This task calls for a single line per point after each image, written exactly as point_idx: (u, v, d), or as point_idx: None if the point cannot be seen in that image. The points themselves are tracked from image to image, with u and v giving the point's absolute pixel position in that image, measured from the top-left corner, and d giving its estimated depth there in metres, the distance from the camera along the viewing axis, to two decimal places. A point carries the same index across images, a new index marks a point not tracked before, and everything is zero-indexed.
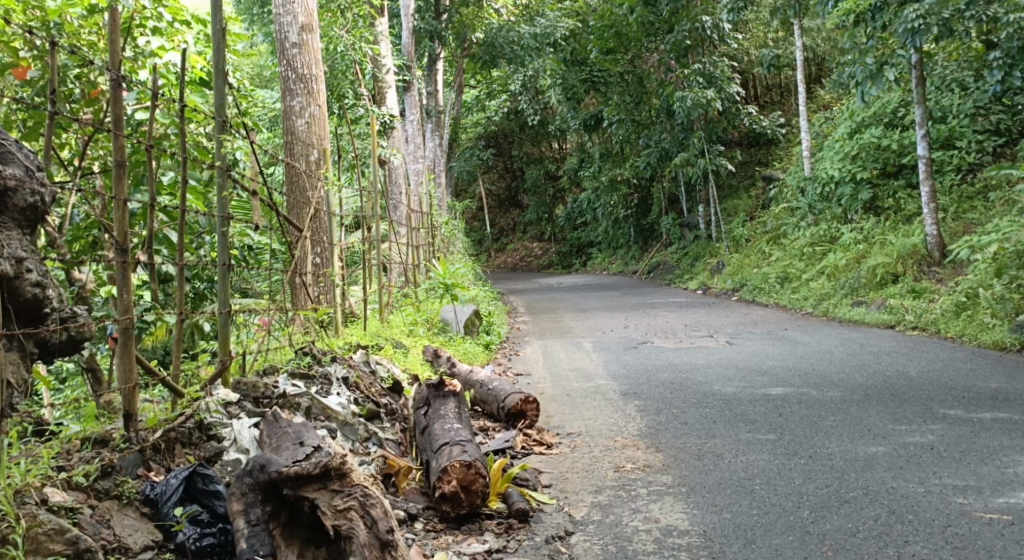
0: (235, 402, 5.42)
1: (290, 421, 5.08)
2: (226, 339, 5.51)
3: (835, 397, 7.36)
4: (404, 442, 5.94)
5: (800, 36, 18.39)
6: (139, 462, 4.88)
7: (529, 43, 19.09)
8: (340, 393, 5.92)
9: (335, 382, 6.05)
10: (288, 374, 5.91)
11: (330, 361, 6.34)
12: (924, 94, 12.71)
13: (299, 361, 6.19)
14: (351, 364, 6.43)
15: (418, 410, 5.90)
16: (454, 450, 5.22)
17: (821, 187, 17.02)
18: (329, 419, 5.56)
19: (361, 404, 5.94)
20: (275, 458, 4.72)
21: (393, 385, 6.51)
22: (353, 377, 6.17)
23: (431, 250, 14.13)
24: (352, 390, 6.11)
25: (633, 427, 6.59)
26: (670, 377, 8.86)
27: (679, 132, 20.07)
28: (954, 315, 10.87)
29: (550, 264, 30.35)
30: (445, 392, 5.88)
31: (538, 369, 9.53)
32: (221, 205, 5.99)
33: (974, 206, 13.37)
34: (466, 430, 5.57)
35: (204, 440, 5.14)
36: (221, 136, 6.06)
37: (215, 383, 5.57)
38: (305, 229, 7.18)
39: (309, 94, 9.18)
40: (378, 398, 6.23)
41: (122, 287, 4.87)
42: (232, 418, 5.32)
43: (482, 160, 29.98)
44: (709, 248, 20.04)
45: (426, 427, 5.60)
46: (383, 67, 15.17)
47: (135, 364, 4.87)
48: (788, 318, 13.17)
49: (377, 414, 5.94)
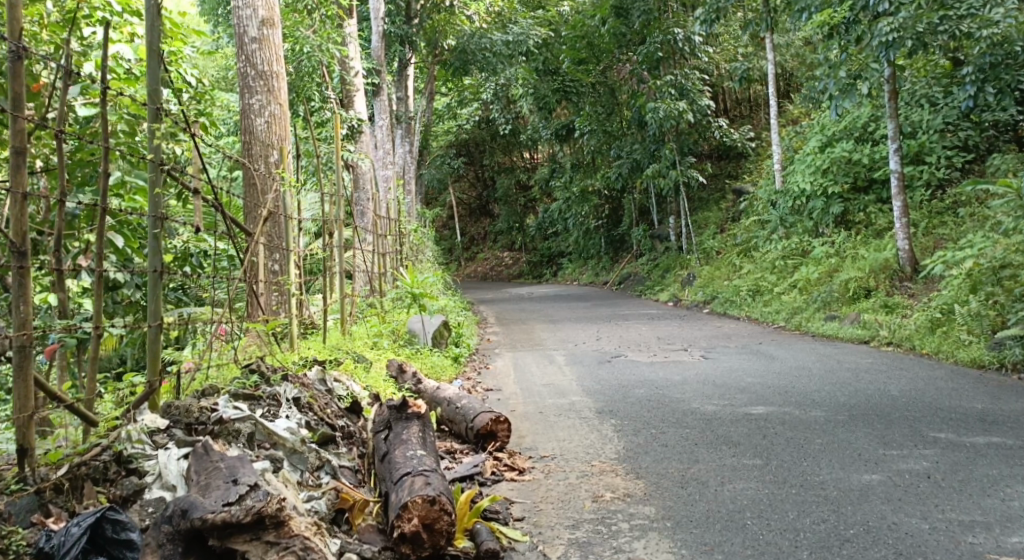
0: (161, 430, 4.96)
1: (223, 455, 4.60)
2: (154, 357, 5.06)
3: (819, 417, 6.99)
4: (363, 470, 5.49)
5: (772, 49, 18.11)
6: (35, 506, 4.41)
7: (501, 50, 18.66)
8: (289, 416, 5.43)
9: (288, 403, 5.57)
10: (230, 396, 5.42)
11: (280, 379, 5.86)
12: (898, 108, 12.47)
13: (245, 381, 5.71)
14: (306, 383, 5.94)
15: (378, 434, 5.43)
16: (416, 482, 4.77)
17: (792, 200, 16.72)
18: (275, 447, 5.06)
19: (314, 428, 5.47)
20: (200, 501, 4.30)
21: (351, 405, 6.04)
22: (306, 397, 5.68)
23: (399, 258, 13.67)
24: (304, 411, 5.62)
25: (610, 450, 6.17)
26: (645, 393, 8.46)
27: (650, 143, 19.74)
28: (928, 331, 10.55)
29: (520, 273, 29.95)
30: (407, 415, 5.42)
31: (507, 384, 9.10)
32: (154, 204, 5.50)
33: (944, 221, 13.11)
34: (430, 457, 5.12)
35: (122, 476, 4.67)
36: (158, 128, 5.58)
37: (141, 407, 5.10)
38: (256, 233, 6.71)
39: (269, 92, 8.69)
40: (334, 420, 5.75)
41: (18, 300, 4.40)
42: (157, 449, 4.84)
43: (452, 169, 29.55)
44: (680, 260, 19.69)
45: (387, 454, 5.15)
46: (351, 70, 14.66)
47: (30, 389, 4.42)
48: (760, 333, 12.80)
49: (332, 438, 5.47)
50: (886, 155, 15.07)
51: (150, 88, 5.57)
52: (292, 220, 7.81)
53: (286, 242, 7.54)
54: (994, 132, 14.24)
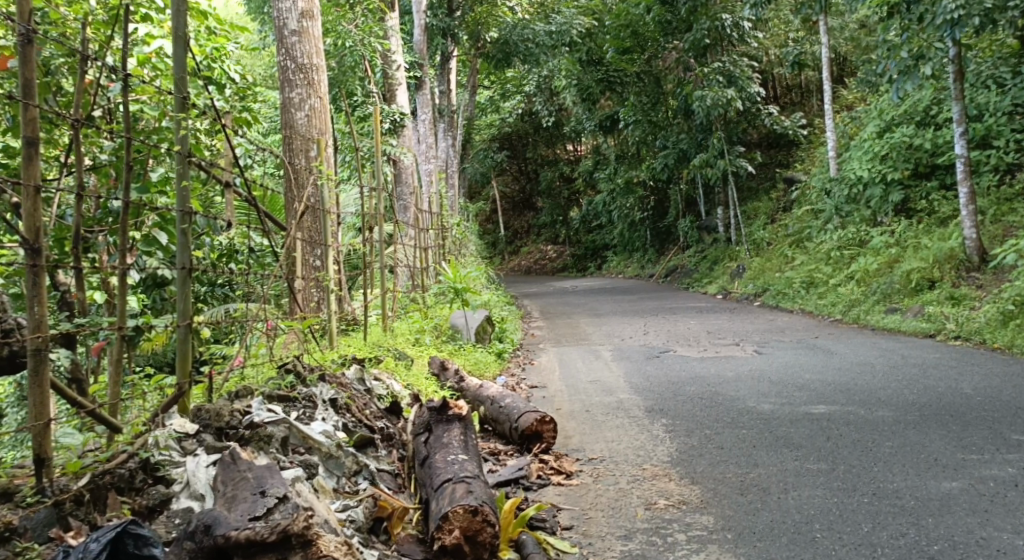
0: (191, 434, 4.80)
1: (251, 464, 4.37)
2: (183, 359, 4.89)
3: (886, 418, 6.62)
4: (403, 473, 5.25)
5: (826, 33, 17.52)
6: (53, 520, 4.19)
7: (544, 41, 18.37)
8: (325, 417, 5.23)
9: (325, 404, 5.36)
10: (264, 396, 5.18)
11: (316, 379, 5.64)
12: (962, 90, 11.96)
13: (279, 382, 5.45)
14: (344, 383, 5.73)
15: (418, 436, 5.18)
16: (457, 490, 4.53)
17: (847, 188, 16.16)
18: (311, 451, 4.85)
19: (351, 430, 5.24)
20: (224, 516, 4.10)
21: (390, 405, 5.81)
22: (342, 399, 5.46)
23: (441, 252, 13.43)
24: (341, 413, 5.41)
25: (662, 452, 5.86)
26: (698, 390, 8.13)
27: (697, 133, 19.30)
28: (1000, 325, 10.09)
29: (564, 267, 29.60)
30: (449, 416, 5.18)
31: (552, 381, 8.82)
32: (182, 197, 5.29)
33: (1014, 209, 12.54)
34: (473, 462, 4.87)
35: (149, 484, 4.51)
36: (184, 120, 5.37)
37: (170, 412, 4.93)
38: (291, 229, 6.51)
39: (310, 85, 8.47)
40: (373, 421, 5.54)
41: (33, 300, 4.23)
42: (186, 455, 4.68)
43: (495, 162, 29.28)
44: (729, 251, 19.26)
45: (427, 458, 4.90)
46: (393, 63, 14.33)
47: (47, 395, 4.23)
48: (816, 326, 12.39)
49: (370, 440, 5.24)
50: (950, 140, 14.48)
51: (176, 78, 5.36)
52: (332, 215, 7.60)
53: (324, 236, 7.33)
54: None
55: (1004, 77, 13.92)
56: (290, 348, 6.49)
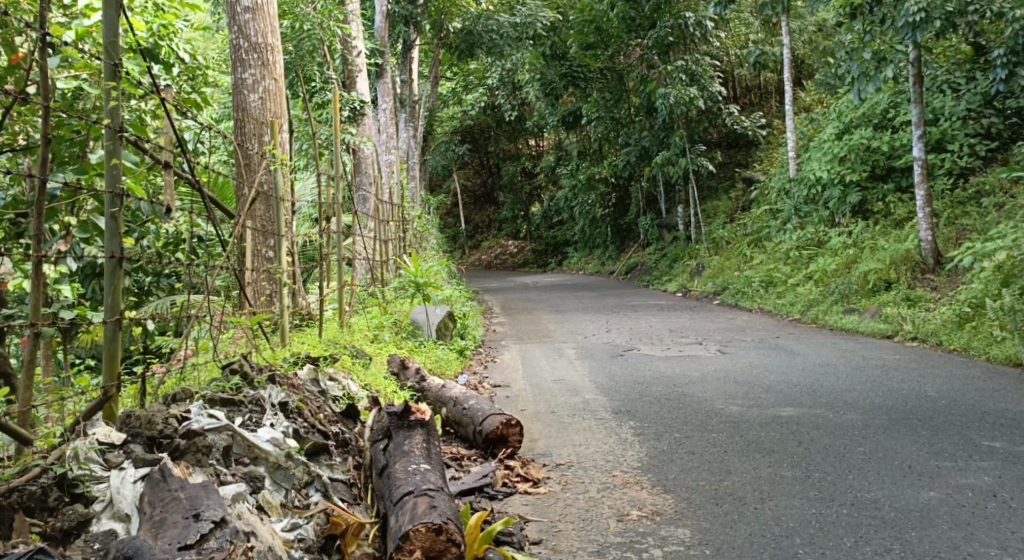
0: (119, 446, 4.41)
1: (183, 483, 4.11)
2: (112, 359, 4.66)
3: (855, 421, 6.44)
4: (359, 482, 4.98)
5: (788, 32, 17.43)
6: None
7: (508, 33, 18.20)
8: (275, 424, 4.90)
9: (276, 409, 5.03)
10: (205, 400, 4.89)
11: (266, 381, 5.30)
12: (923, 92, 11.87)
13: (223, 384, 5.15)
14: (296, 384, 5.40)
15: (377, 443, 4.92)
16: (419, 506, 4.29)
17: (807, 189, 16.11)
18: (256, 462, 4.56)
19: (303, 437, 4.93)
20: (151, 544, 3.83)
21: (346, 408, 5.49)
22: (294, 402, 5.13)
23: (401, 246, 13.11)
24: (293, 417, 5.08)
25: (632, 457, 5.63)
26: (664, 391, 7.91)
27: (659, 130, 19.11)
28: (956, 327, 10.01)
29: (524, 263, 29.35)
30: (410, 423, 4.91)
31: (515, 380, 8.56)
32: (111, 177, 4.93)
33: (967, 212, 12.48)
34: (435, 472, 4.64)
35: (66, 503, 4.16)
36: (115, 90, 5.01)
37: (94, 418, 4.60)
38: (238, 221, 6.17)
39: (264, 66, 8.12)
40: (327, 426, 5.20)
41: None
42: (110, 469, 4.30)
43: (457, 155, 28.95)
44: (689, 250, 19.12)
45: (387, 467, 4.64)
46: (353, 49, 14.04)
47: None
48: (775, 325, 12.26)
49: (324, 448, 4.95)
50: (907, 142, 14.46)
51: (104, 43, 5.04)
52: (284, 204, 7.28)
53: (274, 225, 6.98)
54: (1018, 119, 13.56)
55: (960, 82, 14.06)
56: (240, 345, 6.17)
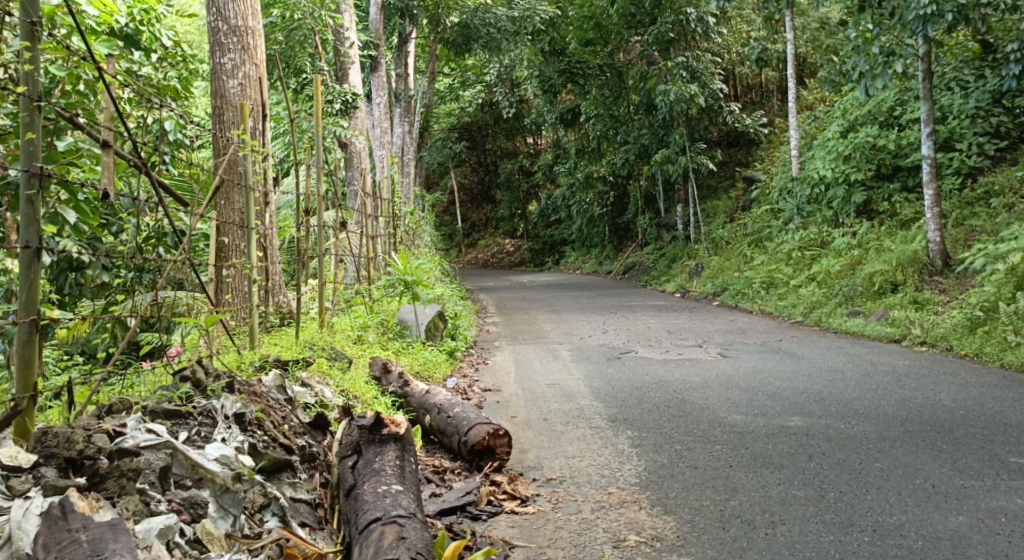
0: (28, 471, 3.96)
1: (86, 522, 3.67)
2: (25, 368, 4.32)
3: (869, 433, 6.02)
4: (325, 502, 4.65)
5: (792, 28, 16.96)
6: None
7: (506, 27, 17.75)
8: (227, 439, 4.53)
9: (230, 421, 4.64)
10: (145, 413, 4.50)
11: (222, 389, 4.88)
12: (931, 90, 11.43)
13: (174, 393, 4.78)
14: (258, 391, 5.00)
15: (345, 459, 4.66)
16: (387, 536, 4.05)
17: (809, 188, 15.68)
18: (200, 484, 4.20)
19: (260, 453, 4.55)
20: None
21: (315, 419, 5.11)
22: (253, 413, 4.73)
23: (392, 242, 12.68)
24: (251, 431, 4.68)
25: (628, 472, 5.21)
26: (663, 397, 7.46)
27: (659, 128, 18.67)
28: (966, 331, 9.59)
29: (521, 262, 28.91)
30: (382, 437, 4.68)
31: (507, 383, 8.14)
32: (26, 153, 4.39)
33: (975, 212, 12.05)
34: (407, 495, 4.38)
35: None
36: (32, 53, 4.43)
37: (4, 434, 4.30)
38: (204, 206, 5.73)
39: (244, 50, 7.69)
40: (292, 440, 4.84)
41: None
42: (13, 499, 3.83)
43: (454, 152, 28.55)
44: (688, 249, 18.70)
45: (355, 489, 4.40)
46: (346, 40, 13.39)
47: None
48: (776, 328, 11.83)
49: (285, 465, 4.58)
50: (914, 141, 14.03)
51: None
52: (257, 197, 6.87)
53: (246, 216, 6.56)
54: None
55: (969, 79, 13.57)
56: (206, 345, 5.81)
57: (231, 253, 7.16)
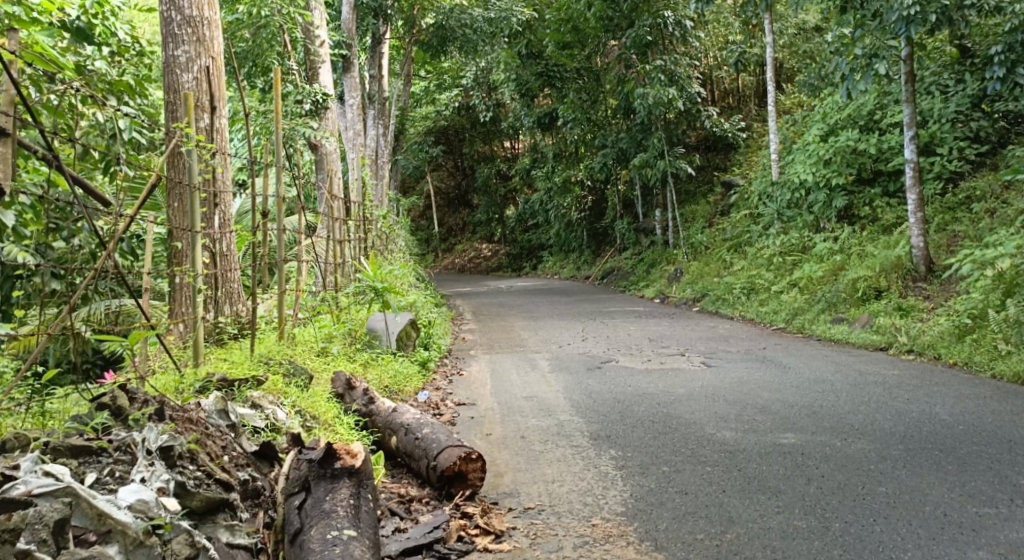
0: None
1: None
2: None
3: (869, 451, 5.61)
4: (268, 547, 4.34)
5: (771, 31, 16.54)
6: None
7: (481, 28, 17.24)
8: (146, 478, 4.15)
9: (152, 457, 4.26)
10: (45, 452, 4.07)
11: (147, 417, 4.47)
12: (914, 91, 11.04)
13: (86, 424, 4.36)
14: (193, 419, 4.62)
15: (291, 496, 4.46)
16: None
17: (790, 192, 15.29)
18: (107, 538, 3.82)
19: (189, 493, 4.19)
20: None
21: (259, 449, 4.78)
22: (182, 447, 4.34)
23: (361, 247, 12.18)
24: (178, 468, 4.30)
25: (613, 500, 4.83)
26: (648, 411, 7.01)
27: (637, 132, 18.25)
28: (955, 339, 9.21)
29: (498, 266, 28.42)
30: (333, 473, 4.48)
31: (481, 396, 7.69)
32: None
33: (958, 217, 11.70)
34: (361, 543, 4.17)
35: None
36: None
37: None
38: (136, 208, 5.28)
39: (199, 42, 7.20)
40: (232, 472, 4.52)
41: None
42: None
43: (430, 157, 28.04)
44: (666, 254, 18.28)
45: (299, 536, 4.17)
46: (315, 40, 12.96)
47: None
48: (758, 335, 11.42)
49: (220, 505, 4.24)
50: (895, 144, 13.68)
51: None
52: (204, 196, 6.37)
53: (191, 217, 6.05)
54: (1006, 124, 12.64)
55: (948, 83, 12.97)
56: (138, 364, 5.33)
57: (178, 259, 6.65)
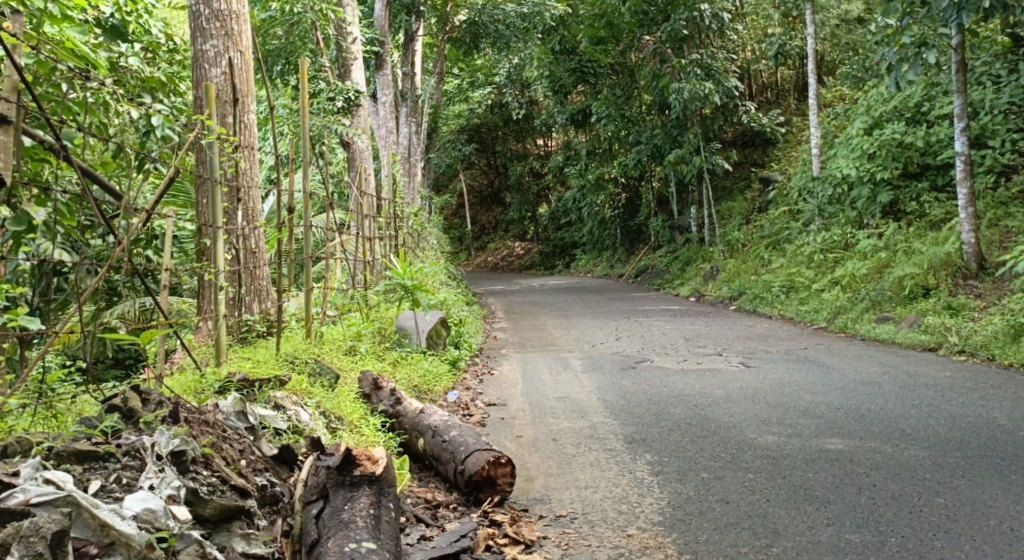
0: None
1: None
2: None
3: (923, 458, 5.35)
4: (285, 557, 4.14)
5: (812, 24, 16.06)
6: None
7: (515, 23, 16.96)
8: (154, 485, 4.01)
9: (163, 462, 4.12)
10: (48, 459, 3.95)
11: (162, 419, 4.37)
12: (963, 82, 10.68)
13: (97, 429, 4.24)
14: (208, 422, 4.52)
15: (309, 504, 4.29)
16: None
17: (831, 188, 14.91)
18: (113, 550, 3.70)
19: (203, 501, 4.06)
20: None
21: (279, 452, 4.67)
22: (194, 451, 4.22)
23: (393, 244, 12.01)
24: (190, 474, 4.18)
25: (649, 508, 4.70)
26: (685, 413, 6.77)
27: (672, 128, 17.94)
28: (1010, 339, 8.86)
29: (530, 265, 28.21)
30: (354, 479, 4.36)
31: (514, 396, 7.49)
32: None
33: (1010, 212, 11.31)
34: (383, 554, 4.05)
35: None
36: None
37: None
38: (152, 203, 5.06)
39: (228, 36, 7.03)
40: (250, 477, 4.42)
41: None
42: None
43: (463, 155, 27.89)
44: (702, 252, 17.97)
45: (317, 547, 4.03)
46: (348, 35, 12.56)
47: None
48: (800, 334, 11.12)
49: (236, 513, 4.12)
50: (943, 138, 13.24)
51: None
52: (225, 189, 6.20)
53: (212, 211, 5.87)
54: None
55: (1000, 73, 12.65)
56: (159, 363, 5.14)
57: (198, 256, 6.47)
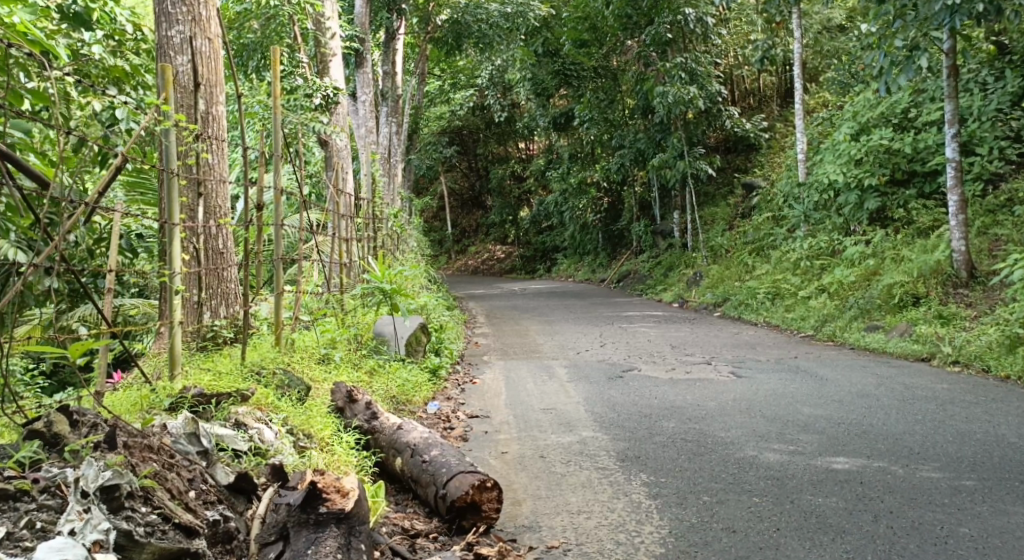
0: None
1: None
2: None
3: (936, 480, 5.00)
4: None
5: (799, 28, 15.69)
6: None
7: (498, 23, 16.50)
8: (75, 528, 3.60)
9: (89, 500, 3.69)
10: None
11: (99, 445, 3.93)
12: (954, 87, 10.37)
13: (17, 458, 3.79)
14: (153, 447, 4.10)
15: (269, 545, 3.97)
16: None
17: (817, 194, 14.58)
18: None
19: (138, 545, 3.66)
20: None
21: (235, 480, 4.26)
22: (128, 486, 3.79)
23: (370, 247, 11.56)
24: (123, 511, 3.76)
25: (649, 538, 4.34)
26: (679, 427, 6.37)
27: (656, 132, 17.55)
28: (1005, 350, 8.51)
29: (511, 269, 27.78)
30: (320, 520, 4.04)
31: (497, 407, 7.08)
32: None
33: (999, 220, 10.99)
34: None
35: None
36: None
37: None
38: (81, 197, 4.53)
39: (195, 22, 6.55)
40: (201, 509, 4.01)
41: None
42: None
43: (444, 157, 27.41)
44: (684, 257, 17.60)
45: None
46: (325, 30, 12.08)
47: None
48: (787, 343, 10.77)
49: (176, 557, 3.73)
50: (932, 144, 12.88)
51: None
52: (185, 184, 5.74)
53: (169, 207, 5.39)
54: None
55: (987, 79, 12.16)
56: (101, 377, 4.67)
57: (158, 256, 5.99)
